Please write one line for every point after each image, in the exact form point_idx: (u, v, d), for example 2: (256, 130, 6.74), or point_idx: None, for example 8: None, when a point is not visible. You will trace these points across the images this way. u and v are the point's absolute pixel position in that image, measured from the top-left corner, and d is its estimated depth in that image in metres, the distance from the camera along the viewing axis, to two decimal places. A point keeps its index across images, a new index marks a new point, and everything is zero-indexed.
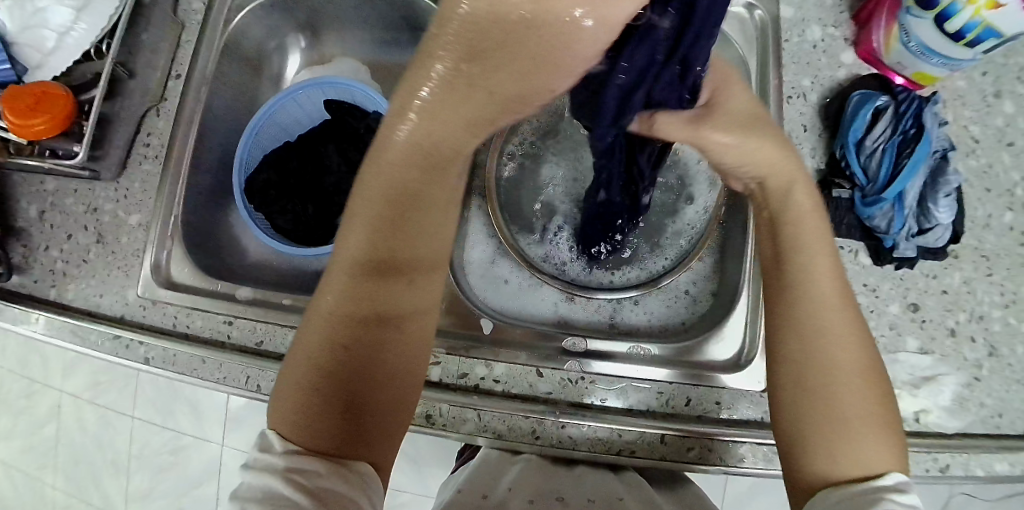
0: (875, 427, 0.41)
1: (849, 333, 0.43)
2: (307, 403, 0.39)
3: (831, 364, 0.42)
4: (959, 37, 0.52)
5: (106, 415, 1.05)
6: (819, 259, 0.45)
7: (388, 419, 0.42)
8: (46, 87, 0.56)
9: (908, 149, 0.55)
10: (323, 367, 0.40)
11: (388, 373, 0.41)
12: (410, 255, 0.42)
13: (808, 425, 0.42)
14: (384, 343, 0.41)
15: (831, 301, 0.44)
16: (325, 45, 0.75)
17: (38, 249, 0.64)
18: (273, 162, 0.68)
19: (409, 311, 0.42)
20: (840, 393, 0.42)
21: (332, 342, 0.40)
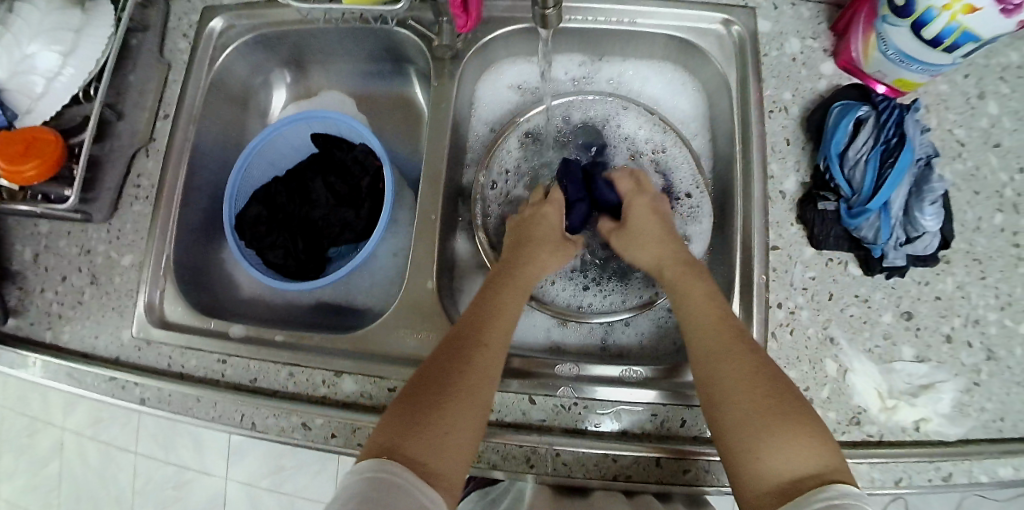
0: (787, 428, 0.44)
1: (727, 353, 0.49)
2: (395, 419, 0.45)
3: (713, 381, 0.49)
4: (937, 43, 0.52)
5: (109, 450, 1.05)
6: (693, 306, 0.53)
7: (456, 445, 0.44)
8: (35, 132, 0.57)
9: (891, 158, 0.55)
10: (412, 393, 0.47)
11: (460, 403, 0.46)
12: (488, 317, 0.52)
13: (731, 440, 0.46)
14: (462, 379, 0.47)
15: (696, 332, 0.52)
16: (310, 78, 0.76)
17: (35, 291, 0.64)
18: (263, 197, 0.68)
19: (484, 358, 0.49)
20: (737, 401, 0.46)
21: (423, 376, 0.48)
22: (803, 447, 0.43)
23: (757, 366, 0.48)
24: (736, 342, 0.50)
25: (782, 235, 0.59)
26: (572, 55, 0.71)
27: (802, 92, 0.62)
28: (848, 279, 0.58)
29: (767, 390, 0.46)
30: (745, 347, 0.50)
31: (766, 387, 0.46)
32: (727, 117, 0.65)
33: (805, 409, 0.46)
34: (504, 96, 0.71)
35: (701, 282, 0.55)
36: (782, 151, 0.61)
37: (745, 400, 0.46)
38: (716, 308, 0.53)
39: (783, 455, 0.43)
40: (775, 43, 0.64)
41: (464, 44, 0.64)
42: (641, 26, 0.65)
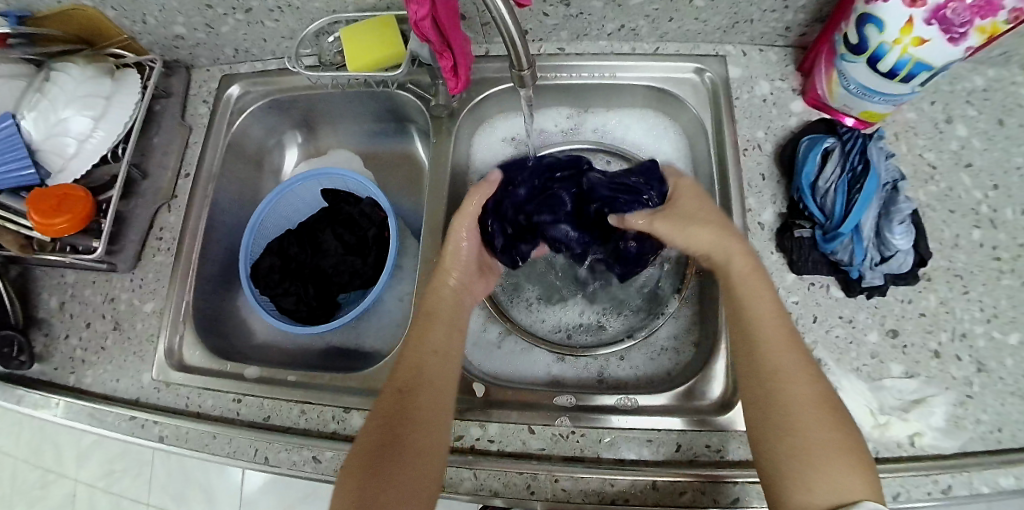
0: (837, 458, 0.44)
1: (798, 376, 0.48)
2: (351, 475, 0.47)
3: (777, 402, 0.47)
4: (893, 75, 0.56)
5: (121, 501, 1.07)
6: (759, 319, 0.51)
7: (404, 495, 0.46)
8: (68, 189, 0.62)
9: (858, 185, 0.58)
10: (362, 448, 0.49)
11: (409, 444, 0.49)
12: (425, 350, 0.55)
13: (783, 463, 0.46)
14: (411, 429, 0.49)
15: (764, 347, 0.50)
16: (321, 139, 0.82)
17: (58, 337, 0.68)
18: (276, 249, 0.73)
19: (428, 405, 0.51)
20: (806, 431, 0.46)
21: (374, 429, 0.50)
22: (856, 486, 0.43)
23: (821, 398, 0.47)
24: (807, 369, 0.49)
25: (764, 264, 0.62)
26: (559, 109, 0.77)
27: (774, 130, 0.67)
28: (831, 302, 0.61)
29: (832, 429, 0.46)
30: (811, 374, 0.48)
31: (826, 421, 0.46)
32: (706, 156, 0.70)
33: (856, 448, 0.46)
34: (498, 148, 0.75)
35: (767, 293, 0.52)
36: (759, 185, 0.65)
37: (812, 428, 0.46)
38: (776, 317, 0.51)
39: (831, 489, 0.43)
40: (745, 87, 0.69)
41: (458, 103, 0.70)
42: (622, 78, 0.71)
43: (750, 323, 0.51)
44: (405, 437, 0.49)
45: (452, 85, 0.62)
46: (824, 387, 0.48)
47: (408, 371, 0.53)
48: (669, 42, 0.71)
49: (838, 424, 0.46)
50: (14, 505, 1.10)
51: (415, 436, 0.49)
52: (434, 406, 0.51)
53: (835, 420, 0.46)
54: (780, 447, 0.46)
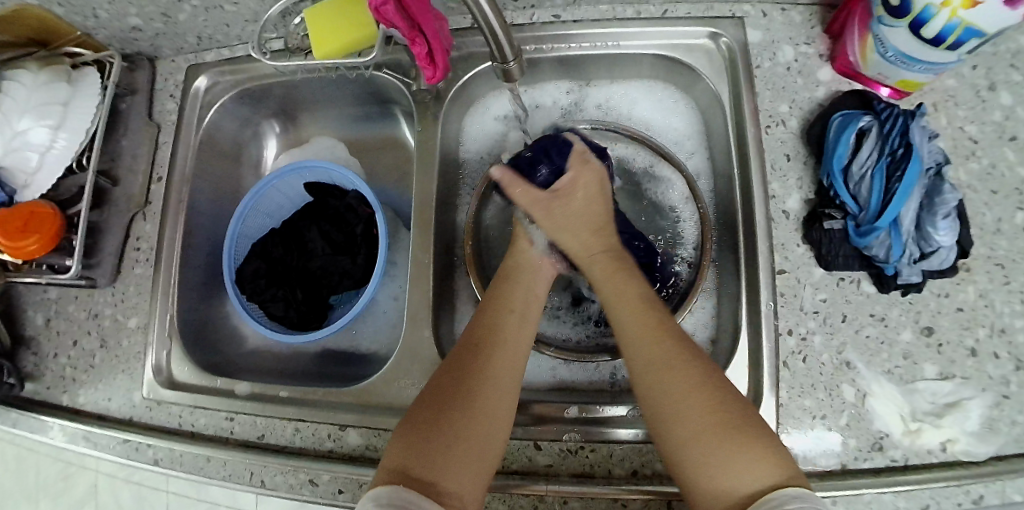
0: (713, 440, 0.42)
1: (671, 363, 0.46)
2: (411, 435, 0.45)
3: (647, 384, 0.47)
4: (939, 42, 0.49)
5: (141, 491, 1.08)
6: (620, 307, 0.52)
7: (465, 457, 0.44)
8: (34, 206, 0.58)
9: (897, 171, 0.52)
10: (424, 409, 0.47)
11: (474, 401, 0.47)
12: (508, 317, 0.53)
13: (680, 449, 0.43)
14: (477, 392, 0.48)
15: (630, 334, 0.50)
16: (301, 126, 0.76)
17: (48, 356, 0.66)
18: (260, 251, 0.68)
19: (504, 372, 0.50)
20: (677, 414, 0.44)
21: (437, 393, 0.48)
22: (752, 464, 0.41)
23: (700, 385, 0.45)
24: (681, 358, 0.47)
25: (790, 258, 0.56)
26: (560, 84, 0.69)
27: (800, 103, 0.59)
28: (863, 299, 0.55)
29: (708, 411, 0.44)
30: (689, 360, 0.47)
31: (705, 403, 0.44)
32: (722, 135, 0.62)
33: (751, 421, 0.44)
34: (490, 128, 0.70)
35: (634, 283, 0.53)
36: (784, 167, 0.58)
37: (685, 416, 0.44)
38: (643, 310, 0.50)
39: (732, 465, 0.41)
40: (766, 53, 0.61)
41: (445, 84, 0.63)
42: (626, 48, 0.63)
43: (618, 313, 0.52)
44: (473, 394, 0.47)
45: (428, 74, 0.55)
46: (711, 376, 0.46)
47: (484, 334, 0.52)
48: (678, 3, 0.62)
49: (715, 408, 0.44)
50: (40, 499, 1.11)
51: (490, 402, 0.47)
52: (510, 373, 0.50)
53: (720, 408, 0.44)
54: (669, 428, 0.44)
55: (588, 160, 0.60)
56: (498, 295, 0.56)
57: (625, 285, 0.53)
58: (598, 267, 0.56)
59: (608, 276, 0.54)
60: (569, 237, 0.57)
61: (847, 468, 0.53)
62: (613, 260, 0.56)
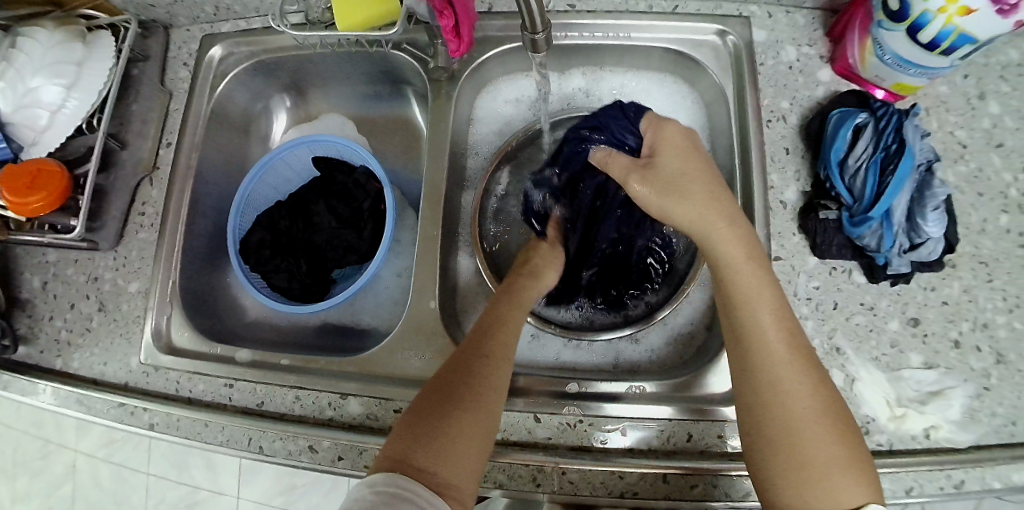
0: (839, 467, 0.43)
1: (794, 383, 0.46)
2: (409, 426, 0.46)
3: (773, 390, 0.46)
4: (934, 47, 0.51)
5: (121, 472, 1.07)
6: (760, 317, 0.48)
7: (464, 450, 0.45)
8: (42, 164, 0.58)
9: (891, 165, 0.54)
10: (423, 405, 0.48)
11: (473, 396, 0.48)
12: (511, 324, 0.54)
13: (775, 470, 0.44)
14: (473, 391, 0.48)
15: (762, 331, 0.48)
16: (311, 103, 0.77)
17: (43, 319, 0.65)
18: (266, 222, 0.68)
19: (497, 373, 0.50)
20: (800, 435, 0.44)
21: (435, 385, 0.49)
22: (855, 489, 0.42)
23: (829, 405, 0.46)
24: (809, 375, 0.46)
25: (785, 246, 0.58)
26: (573, 72, 0.72)
27: (800, 100, 0.61)
28: (853, 288, 0.57)
29: (835, 434, 0.44)
30: (812, 372, 0.47)
31: (824, 430, 0.44)
32: (725, 128, 0.65)
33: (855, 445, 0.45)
34: (503, 111, 0.71)
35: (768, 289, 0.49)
36: (782, 160, 0.60)
37: (813, 442, 0.44)
38: (783, 321, 0.48)
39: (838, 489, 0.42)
40: (771, 52, 0.63)
41: (459, 65, 0.65)
42: (638, 40, 0.65)
43: (744, 319, 0.49)
44: (474, 390, 0.48)
45: (452, 48, 0.57)
46: (831, 394, 0.46)
47: (478, 338, 0.52)
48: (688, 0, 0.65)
49: (841, 432, 0.45)
50: (17, 477, 1.10)
51: (486, 401, 0.48)
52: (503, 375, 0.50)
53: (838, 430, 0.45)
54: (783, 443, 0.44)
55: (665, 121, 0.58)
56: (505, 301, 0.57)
57: (763, 295, 0.49)
58: (740, 253, 0.50)
59: (748, 276, 0.49)
60: (682, 198, 0.53)
61: None
62: (744, 257, 0.50)
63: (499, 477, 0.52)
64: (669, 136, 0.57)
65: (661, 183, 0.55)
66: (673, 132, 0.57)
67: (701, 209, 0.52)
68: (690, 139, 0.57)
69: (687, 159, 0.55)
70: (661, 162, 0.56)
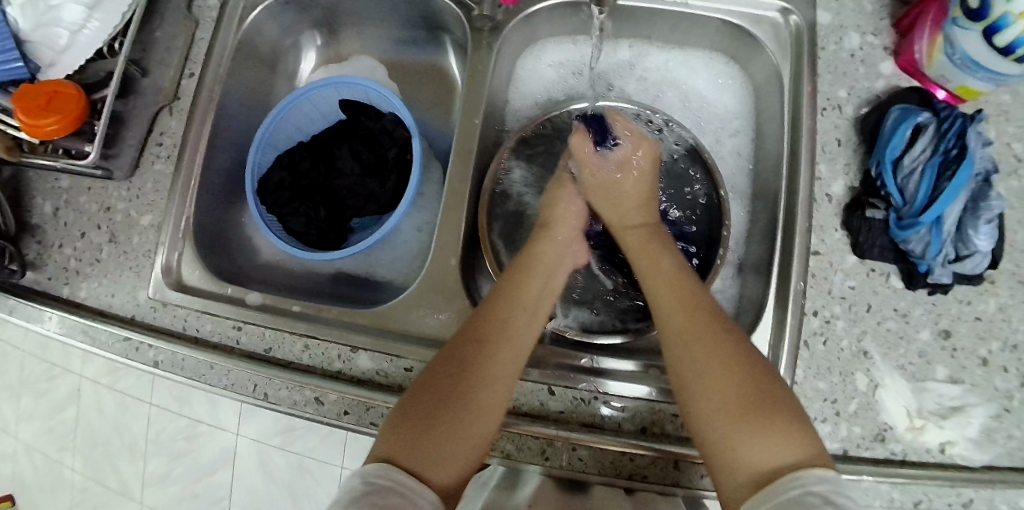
0: (732, 410, 0.44)
1: (700, 320, 0.49)
2: (403, 422, 0.44)
3: (666, 339, 0.50)
4: (1007, 52, 0.47)
5: (122, 400, 1.07)
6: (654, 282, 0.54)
7: (456, 441, 0.44)
8: (57, 85, 0.55)
9: (949, 171, 0.51)
10: (416, 401, 0.46)
11: (475, 391, 0.47)
12: (530, 302, 0.54)
13: (694, 389, 0.46)
14: (470, 386, 0.47)
15: (663, 305, 0.52)
16: (342, 42, 0.74)
17: (53, 246, 0.64)
18: (286, 163, 0.66)
19: (500, 371, 0.48)
20: (689, 371, 0.47)
21: (429, 378, 0.47)
22: (777, 442, 0.41)
23: (732, 356, 0.46)
24: (713, 331, 0.48)
25: (825, 240, 0.56)
26: (619, 42, 0.68)
27: (858, 91, 0.58)
28: (888, 292, 0.55)
29: (721, 367, 0.46)
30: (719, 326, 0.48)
31: (721, 351, 0.47)
32: (776, 113, 0.61)
33: (778, 399, 0.44)
34: (542, 75, 0.69)
35: (665, 257, 0.55)
36: (832, 151, 0.57)
37: (698, 379, 0.46)
38: (676, 281, 0.53)
39: (751, 443, 0.42)
40: (833, 37, 0.59)
41: (504, 16, 0.61)
42: (695, 9, 0.61)
43: (647, 281, 0.55)
44: (477, 384, 0.47)
45: None
46: (736, 346, 0.47)
47: (481, 324, 0.51)
48: None
49: (749, 386, 0.44)
50: (22, 396, 1.11)
51: (477, 409, 0.46)
52: (508, 372, 0.49)
53: (749, 382, 0.45)
54: (695, 376, 0.46)
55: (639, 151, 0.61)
56: (518, 273, 0.55)
57: (659, 259, 0.55)
58: (641, 239, 0.58)
59: (642, 243, 0.58)
60: (610, 206, 0.61)
61: (848, 455, 0.53)
62: (643, 241, 0.58)
63: (506, 447, 0.52)
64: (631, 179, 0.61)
65: (607, 189, 0.62)
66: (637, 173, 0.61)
67: (623, 212, 0.61)
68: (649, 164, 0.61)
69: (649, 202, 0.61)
70: (623, 180, 0.61)
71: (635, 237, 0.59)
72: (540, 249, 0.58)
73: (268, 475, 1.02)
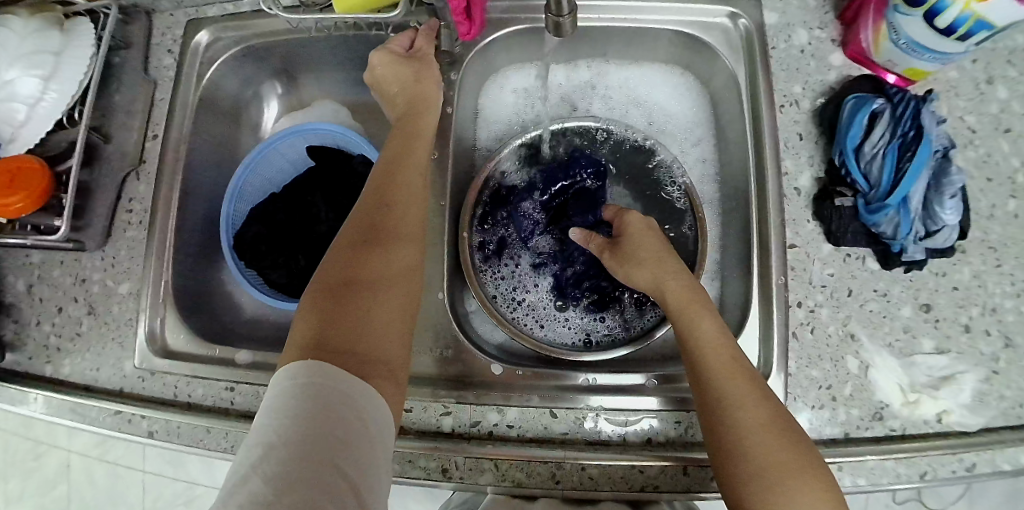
0: (797, 476, 0.42)
1: (744, 388, 0.46)
2: (314, 321, 0.42)
3: (722, 409, 0.45)
4: (949, 32, 0.50)
5: (117, 470, 1.04)
6: (702, 349, 0.48)
7: (379, 333, 0.42)
8: (19, 162, 0.54)
9: (909, 153, 0.53)
10: (324, 285, 0.44)
11: (379, 271, 0.46)
12: (413, 168, 0.53)
13: (751, 465, 0.43)
14: (366, 293, 0.44)
15: (713, 372, 0.47)
16: (303, 88, 0.74)
17: (30, 324, 0.62)
18: (261, 216, 0.66)
19: (391, 283, 0.46)
20: (755, 443, 0.43)
21: (333, 268, 0.45)
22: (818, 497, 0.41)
23: (774, 417, 0.45)
24: (754, 391, 0.46)
25: (800, 233, 0.57)
26: (578, 63, 0.70)
27: (813, 84, 0.60)
28: (867, 274, 0.57)
29: (771, 424, 0.44)
30: (756, 386, 0.46)
31: (763, 416, 0.44)
32: (737, 114, 0.62)
33: (814, 454, 0.44)
34: (510, 102, 0.70)
35: (706, 318, 0.50)
36: (796, 145, 0.59)
37: (758, 441, 0.43)
38: (719, 348, 0.48)
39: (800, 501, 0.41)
40: (782, 35, 0.61)
41: (462, 48, 0.62)
42: (646, 22, 0.63)
43: (691, 348, 0.49)
44: (379, 269, 0.46)
45: (464, 29, 0.58)
46: (777, 407, 0.45)
47: (375, 204, 0.49)
48: None
49: (791, 445, 0.43)
50: (10, 479, 1.06)
51: (389, 288, 0.45)
52: (405, 254, 0.48)
53: (794, 442, 0.44)
54: (743, 443, 0.44)
55: (626, 210, 0.59)
56: (398, 155, 0.53)
57: (701, 323, 0.49)
58: (680, 294, 0.51)
59: (684, 305, 0.50)
60: (642, 270, 0.54)
61: (850, 437, 0.54)
62: (684, 294, 0.51)
63: (517, 475, 0.51)
64: (630, 221, 0.57)
65: (632, 244, 0.56)
66: (637, 219, 0.57)
67: (659, 276, 0.53)
68: (648, 221, 0.57)
69: (664, 256, 0.54)
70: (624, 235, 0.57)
71: (425, 125, 0.56)
72: (412, 148, 0.54)
73: None
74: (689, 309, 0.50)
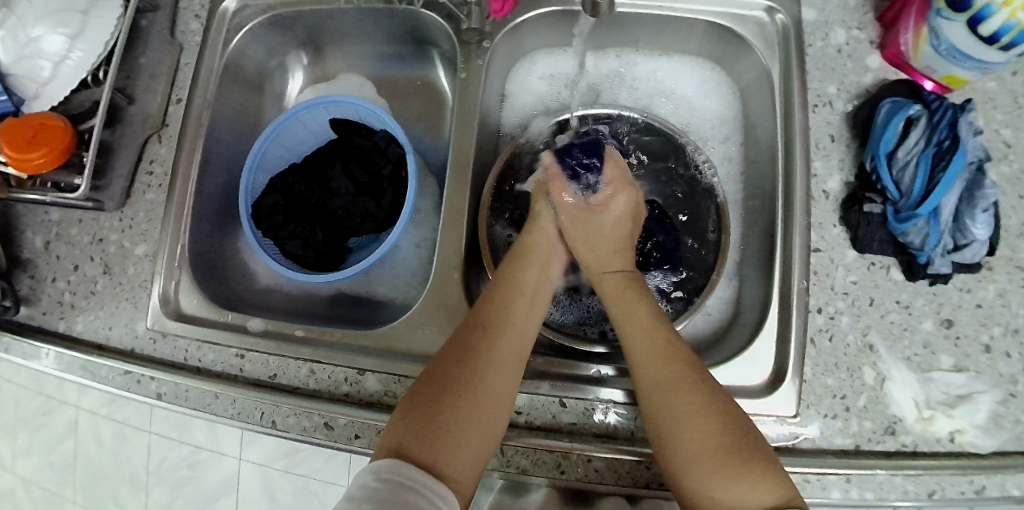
0: (724, 464, 0.42)
1: (670, 383, 0.47)
2: (409, 414, 0.44)
3: (650, 393, 0.47)
4: (992, 40, 0.48)
5: (123, 431, 1.05)
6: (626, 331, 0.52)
7: (468, 436, 0.44)
8: (43, 119, 0.54)
9: (943, 162, 0.52)
10: (430, 376, 0.47)
11: (483, 376, 0.47)
12: (530, 282, 0.55)
13: (678, 444, 0.44)
14: (466, 394, 0.46)
15: (642, 353, 0.49)
16: (328, 60, 0.74)
17: (46, 280, 0.62)
18: (279, 186, 0.66)
19: (492, 384, 0.47)
20: (686, 432, 0.44)
21: (442, 362, 0.48)
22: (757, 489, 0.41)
23: (712, 411, 0.45)
24: (678, 377, 0.47)
25: (825, 237, 0.56)
26: (606, 51, 0.69)
27: (848, 87, 0.59)
28: (890, 285, 0.55)
29: (689, 410, 0.45)
30: (687, 377, 0.47)
31: (684, 403, 0.45)
32: (766, 113, 0.61)
33: (746, 446, 0.43)
34: (535, 88, 0.69)
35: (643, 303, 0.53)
36: (827, 147, 0.58)
37: (695, 435, 0.44)
38: (654, 332, 0.50)
39: (739, 489, 0.42)
40: (820, 33, 0.60)
41: (492, 27, 0.61)
42: (680, 11, 0.61)
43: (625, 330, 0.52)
44: (486, 374, 0.47)
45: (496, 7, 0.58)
46: (717, 399, 0.46)
47: (491, 309, 0.52)
48: None
49: (720, 434, 0.44)
50: (19, 431, 1.08)
51: (489, 390, 0.47)
52: (509, 361, 0.49)
53: (717, 428, 0.44)
54: (671, 427, 0.45)
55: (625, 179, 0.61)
56: (515, 265, 0.56)
57: (637, 308, 0.53)
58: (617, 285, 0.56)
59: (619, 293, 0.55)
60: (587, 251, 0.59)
61: (860, 448, 0.53)
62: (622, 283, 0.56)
63: (522, 462, 0.51)
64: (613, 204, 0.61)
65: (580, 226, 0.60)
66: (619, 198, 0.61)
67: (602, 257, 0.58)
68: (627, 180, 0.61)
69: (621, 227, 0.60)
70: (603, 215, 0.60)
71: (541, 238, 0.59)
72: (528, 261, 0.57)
73: (273, 499, 1.00)
74: (630, 293, 0.55)
